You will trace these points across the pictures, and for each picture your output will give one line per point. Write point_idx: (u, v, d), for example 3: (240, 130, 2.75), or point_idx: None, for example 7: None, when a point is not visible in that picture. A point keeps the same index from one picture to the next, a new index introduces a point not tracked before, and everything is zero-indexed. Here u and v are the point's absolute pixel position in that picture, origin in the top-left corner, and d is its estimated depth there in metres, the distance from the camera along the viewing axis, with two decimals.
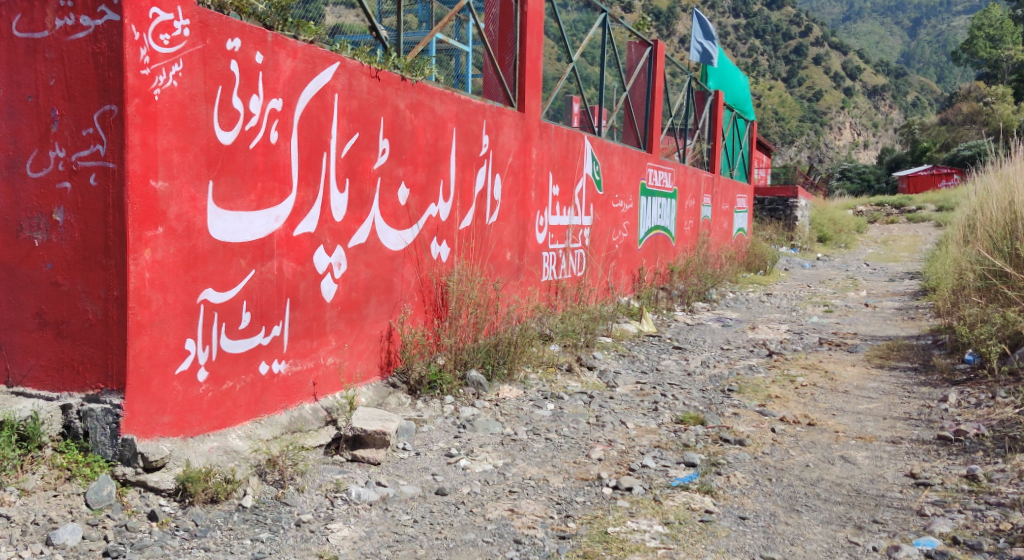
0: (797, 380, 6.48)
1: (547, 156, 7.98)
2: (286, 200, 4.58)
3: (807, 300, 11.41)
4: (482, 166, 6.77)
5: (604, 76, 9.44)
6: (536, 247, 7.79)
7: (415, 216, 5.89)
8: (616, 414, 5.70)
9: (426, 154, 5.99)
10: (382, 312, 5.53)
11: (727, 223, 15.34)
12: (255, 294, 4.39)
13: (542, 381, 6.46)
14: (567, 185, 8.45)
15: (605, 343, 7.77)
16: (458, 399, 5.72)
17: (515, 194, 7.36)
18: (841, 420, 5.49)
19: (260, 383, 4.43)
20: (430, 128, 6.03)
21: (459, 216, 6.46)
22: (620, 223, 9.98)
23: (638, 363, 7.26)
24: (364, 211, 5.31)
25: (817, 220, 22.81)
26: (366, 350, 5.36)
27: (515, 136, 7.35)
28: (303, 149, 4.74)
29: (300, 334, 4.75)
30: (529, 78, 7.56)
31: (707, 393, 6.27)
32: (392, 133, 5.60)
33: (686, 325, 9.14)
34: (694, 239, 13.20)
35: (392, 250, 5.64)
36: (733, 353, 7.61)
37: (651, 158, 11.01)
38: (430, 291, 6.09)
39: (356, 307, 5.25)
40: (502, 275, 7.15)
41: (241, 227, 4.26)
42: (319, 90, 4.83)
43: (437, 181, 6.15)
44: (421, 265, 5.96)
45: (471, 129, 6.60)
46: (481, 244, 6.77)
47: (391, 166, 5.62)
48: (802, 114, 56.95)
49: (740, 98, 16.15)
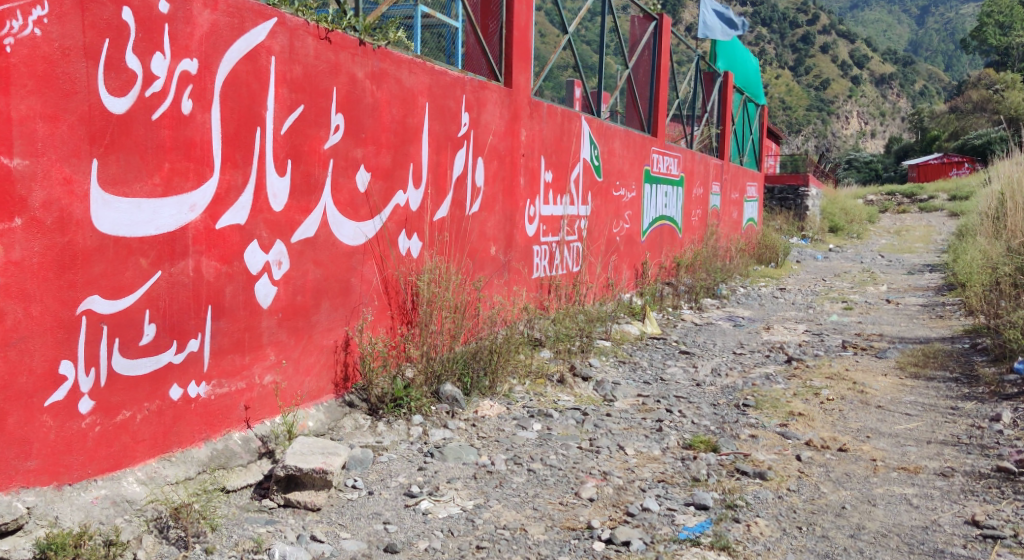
0: (822, 393, 5.52)
1: (539, 139, 7.12)
2: (204, 184, 3.75)
3: (824, 295, 10.52)
4: (460, 149, 5.91)
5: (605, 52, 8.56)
6: (526, 240, 6.94)
7: (378, 205, 5.05)
8: (612, 438, 4.84)
9: (390, 133, 5.14)
10: (337, 319, 4.68)
11: (736, 213, 14.41)
12: (163, 302, 3.56)
13: (528, 395, 5.59)
14: (562, 171, 7.59)
15: (604, 347, 6.91)
16: (428, 419, 4.88)
17: (500, 180, 6.50)
18: (878, 444, 4.59)
19: (170, 410, 3.60)
20: (396, 102, 5.18)
21: (433, 206, 5.60)
22: (621, 213, 9.12)
23: (640, 372, 6.38)
24: (312, 199, 4.47)
25: (829, 209, 21.87)
26: (316, 364, 4.51)
27: (500, 115, 6.49)
28: (229, 123, 3.91)
29: (226, 349, 3.91)
30: (517, 49, 6.69)
31: (719, 409, 5.38)
32: (348, 107, 4.75)
33: (694, 325, 8.26)
34: (702, 230, 12.31)
35: (349, 246, 4.79)
36: (747, 360, 6.72)
37: (656, 142, 10.12)
38: (398, 293, 5.24)
39: (301, 315, 4.41)
40: (485, 272, 6.30)
41: (140, 218, 3.44)
42: (248, 51, 4.00)
43: (406, 165, 5.30)
44: (385, 263, 5.11)
45: (447, 105, 5.74)
46: (459, 237, 5.91)
47: (348, 146, 4.77)
48: (810, 102, 55.82)
49: (751, 80, 15.20)
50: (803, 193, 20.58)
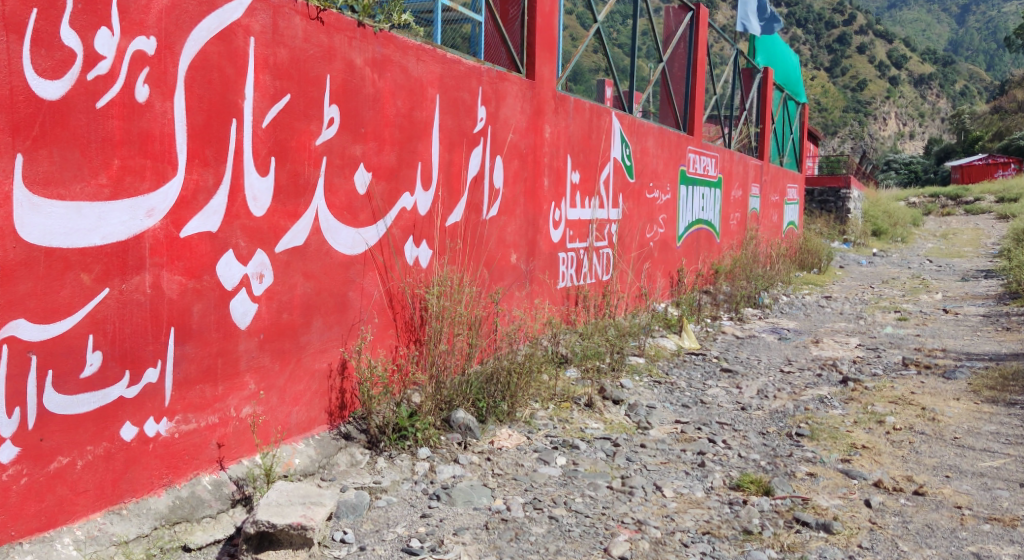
0: (887, 421, 4.83)
1: (564, 136, 6.51)
2: (164, 186, 3.19)
3: (874, 304, 9.76)
4: (476, 147, 5.31)
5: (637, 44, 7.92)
6: (551, 247, 6.33)
7: (381, 209, 4.46)
8: (647, 476, 4.21)
9: (395, 128, 4.55)
10: (331, 340, 4.11)
11: (777, 216, 13.68)
12: (111, 326, 3.01)
13: (552, 422, 4.97)
14: (590, 172, 6.96)
15: (636, 364, 6.27)
16: (436, 453, 4.28)
17: (521, 181, 5.90)
18: (960, 487, 3.91)
19: (121, 454, 3.05)
20: (401, 93, 4.60)
21: (444, 209, 5.01)
22: (655, 217, 8.48)
23: (678, 394, 5.73)
24: (300, 202, 3.89)
25: (871, 213, 20.97)
26: (306, 392, 3.94)
27: (522, 109, 5.89)
28: (196, 114, 3.34)
29: (194, 378, 3.34)
30: (541, 38, 6.08)
31: (769, 439, 4.71)
32: (345, 98, 4.17)
33: (735, 338, 7.60)
34: (741, 234, 11.63)
35: (346, 255, 4.21)
36: (797, 379, 6.03)
37: (692, 141, 9.47)
38: (403, 308, 4.65)
39: (287, 335, 3.83)
40: (504, 282, 5.70)
41: (80, 225, 2.91)
42: (221, 30, 3.43)
43: (414, 164, 4.71)
44: (388, 274, 4.52)
45: (461, 98, 5.15)
46: (474, 244, 5.32)
47: (345, 141, 4.18)
48: (847, 102, 54.61)
49: (792, 77, 14.47)
50: (844, 195, 19.76)
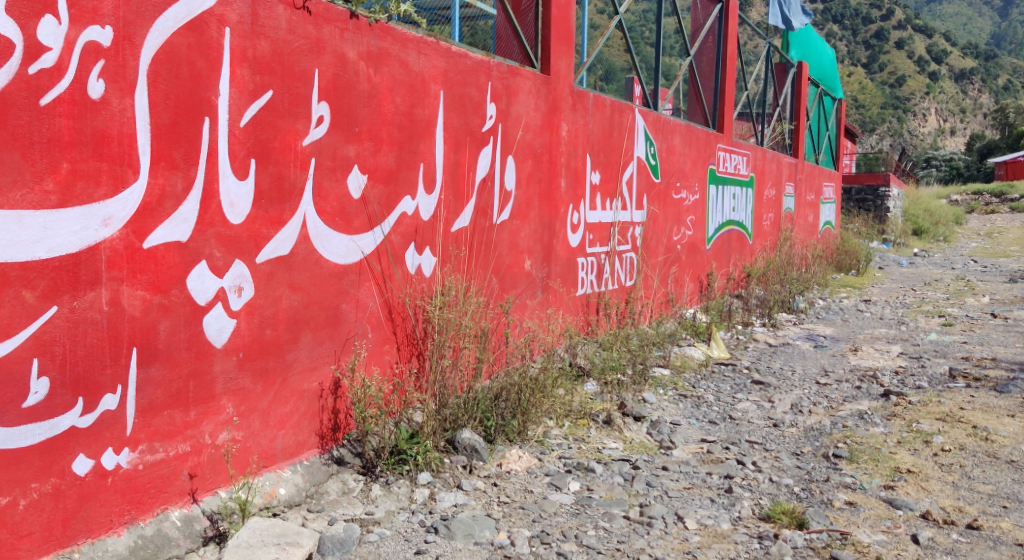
0: (935, 442, 4.40)
1: (582, 134, 6.16)
2: (123, 192, 2.89)
3: (916, 309, 9.27)
4: (485, 146, 5.01)
5: (663, 40, 7.54)
6: (568, 252, 5.99)
7: (377, 214, 4.15)
8: (668, 503, 3.84)
9: (394, 126, 4.24)
10: (322, 357, 3.79)
11: (812, 216, 13.18)
12: (61, 348, 2.74)
13: (567, 441, 4.64)
14: (610, 172, 6.60)
15: (660, 376, 5.90)
16: (437, 478, 3.94)
17: (535, 182, 5.57)
18: (1020, 520, 3.49)
19: (74, 490, 2.77)
20: (401, 89, 4.28)
21: (449, 214, 4.70)
22: (683, 218, 8.08)
23: (705, 409, 5.35)
24: (285, 208, 3.58)
25: (911, 212, 20.32)
26: (294, 414, 3.62)
27: (536, 106, 5.56)
28: (162, 112, 3.03)
29: (162, 403, 3.04)
30: (556, 31, 5.74)
31: (804, 461, 4.32)
32: (336, 94, 3.85)
33: (768, 347, 7.18)
34: (775, 236, 11.18)
35: (339, 264, 3.89)
36: (834, 392, 5.61)
37: (722, 138, 9.05)
38: (404, 320, 4.33)
39: (271, 352, 3.52)
40: (517, 290, 5.36)
41: (22, 237, 2.66)
42: (190, 20, 3.12)
43: (416, 165, 4.40)
44: (386, 284, 4.21)
45: (468, 94, 4.85)
46: (482, 250, 5.00)
47: (336, 141, 3.87)
48: (886, 99, 53.53)
49: (828, 72, 13.97)
50: (883, 194, 19.16)
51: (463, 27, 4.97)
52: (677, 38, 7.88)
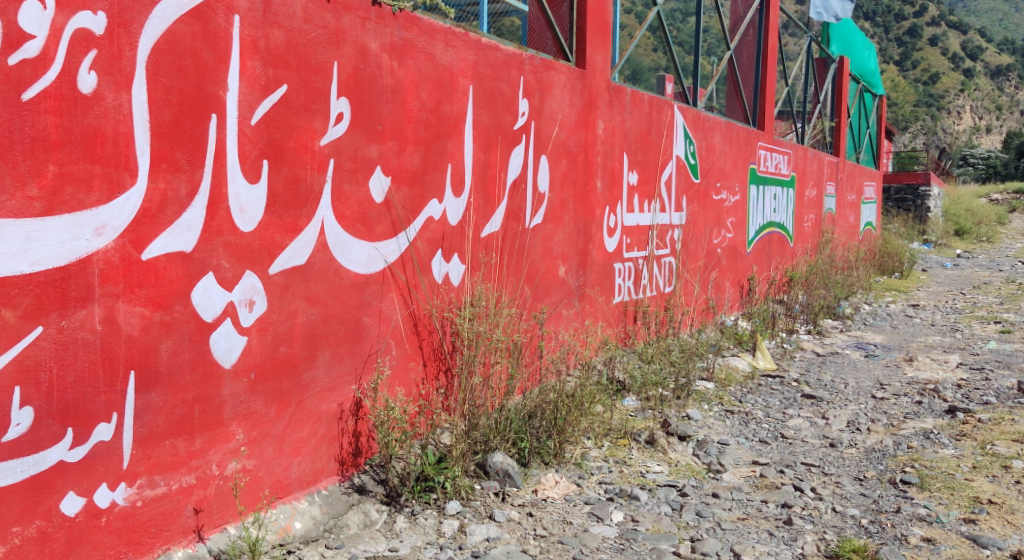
0: (1015, 468, 4.05)
1: (620, 132, 5.83)
2: (119, 197, 2.59)
3: (969, 314, 8.84)
4: (516, 145, 4.71)
5: (700, 43, 7.21)
6: (605, 257, 5.66)
7: (402, 219, 3.86)
8: (724, 538, 3.51)
9: (419, 124, 3.94)
10: (341, 376, 3.48)
11: (853, 216, 12.73)
12: (47, 374, 2.45)
13: (607, 464, 4.34)
14: (648, 172, 6.26)
15: (704, 390, 5.58)
16: (468, 508, 3.63)
17: (570, 183, 5.26)
18: None
19: (62, 533, 2.49)
20: (426, 84, 3.98)
21: (479, 218, 4.40)
22: (723, 220, 7.71)
23: (754, 427, 5.04)
24: (301, 213, 3.27)
25: (952, 211, 19.79)
26: (311, 439, 3.32)
27: (570, 103, 5.24)
28: (163, 109, 2.72)
29: (164, 432, 2.73)
30: (592, 22, 5.40)
31: (869, 488, 4.00)
32: (357, 89, 3.54)
33: (815, 357, 6.84)
34: (815, 238, 10.78)
35: (360, 274, 3.61)
36: (893, 408, 5.32)
37: (763, 136, 8.66)
38: (430, 333, 4.04)
39: (286, 372, 3.21)
40: (552, 299, 5.05)
41: (3, 250, 2.37)
42: (194, 6, 2.81)
43: (443, 166, 4.12)
44: (411, 295, 3.91)
45: (499, 89, 4.55)
46: (515, 257, 4.68)
47: (357, 140, 3.56)
48: (920, 96, 52.63)
49: (869, 67, 13.51)
50: (923, 193, 18.64)
51: (493, 18, 4.66)
52: (715, 38, 7.53)
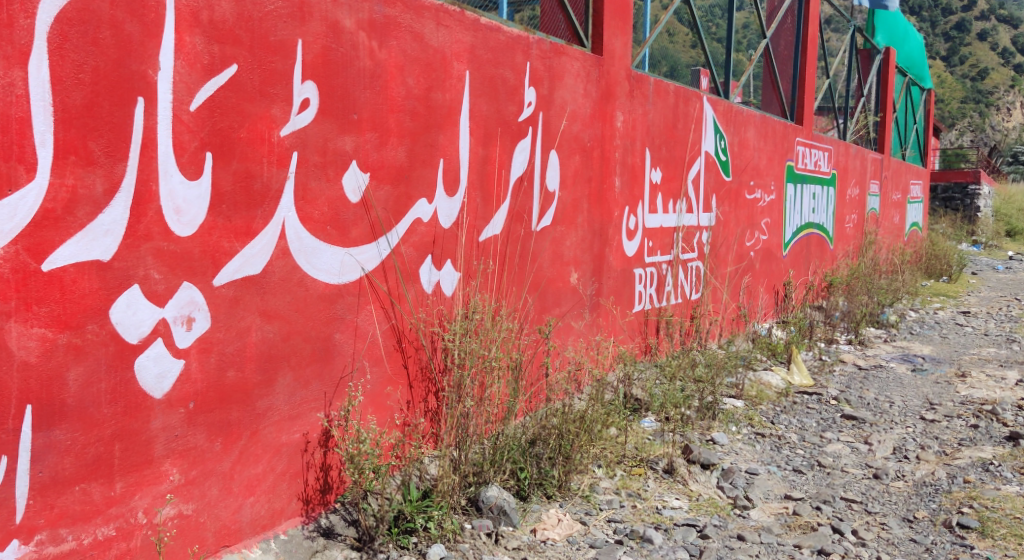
0: None
1: (642, 125, 5.33)
2: (9, 197, 2.20)
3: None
4: (522, 139, 4.24)
5: (733, 38, 6.66)
6: (623, 262, 5.17)
7: (383, 222, 3.40)
8: None
9: (404, 114, 3.48)
10: (306, 402, 3.03)
11: (899, 216, 12.05)
12: None
13: (619, 498, 3.84)
14: (674, 169, 5.76)
15: (732, 410, 5.08)
16: (454, 553, 3.16)
17: (583, 181, 4.77)
18: None
19: None
20: (413, 68, 3.52)
21: (476, 220, 3.94)
22: (757, 221, 7.17)
23: (787, 454, 4.56)
24: (256, 215, 2.82)
25: (1004, 211, 18.97)
26: (267, 476, 2.88)
27: (585, 92, 4.76)
28: (71, 90, 2.30)
29: (72, 476, 2.31)
30: (611, 4, 4.91)
31: (923, 534, 3.55)
32: (327, 72, 3.09)
33: (857, 371, 6.30)
34: (858, 239, 10.16)
35: (332, 285, 3.16)
36: (946, 433, 4.84)
37: (802, 131, 8.10)
38: (416, 350, 3.58)
39: (237, 399, 2.76)
40: (562, 309, 4.57)
41: None
42: None
43: (433, 162, 3.66)
44: (393, 308, 3.46)
45: (501, 76, 4.08)
46: (519, 263, 4.21)
47: (327, 131, 3.10)
48: (968, 93, 51.22)
49: (916, 59, 12.81)
50: (973, 192, 17.85)
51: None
52: (751, 33, 7.00)
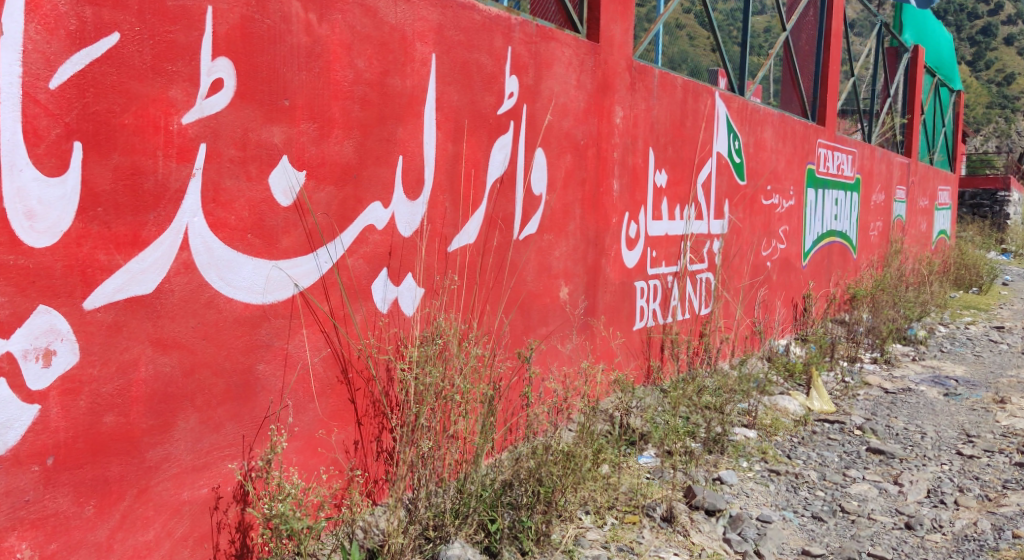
0: None
1: (644, 122, 4.75)
2: None
3: None
4: (501, 134, 3.68)
5: (750, 39, 6.10)
6: (622, 274, 4.60)
7: (323, 229, 2.85)
8: None
9: (352, 101, 2.93)
10: (216, 450, 2.48)
11: (926, 224, 11.39)
12: None
13: (607, 553, 3.28)
14: (681, 172, 5.18)
15: (743, 442, 4.49)
16: None
17: (576, 184, 4.20)
18: None
19: None
20: (363, 48, 2.97)
21: (445, 228, 3.38)
22: (775, 229, 6.58)
23: (806, 497, 3.98)
24: (146, 221, 2.29)
25: None
26: (159, 544, 2.34)
27: (579, 83, 4.19)
28: None
29: None
30: None
31: None
32: (246, 48, 2.55)
33: (884, 395, 5.70)
34: (883, 248, 9.53)
35: (254, 306, 2.61)
36: (987, 473, 4.25)
37: (823, 132, 7.49)
38: (364, 381, 3.02)
39: (117, 450, 2.23)
40: (548, 328, 4.01)
41: None
42: None
43: (389, 159, 3.10)
44: (335, 332, 2.90)
45: (477, 60, 3.52)
46: (496, 278, 3.64)
47: (247, 119, 2.56)
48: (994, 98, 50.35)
49: (945, 59, 12.16)
50: (1002, 199, 17.28)
51: None
52: (768, 23, 6.39)
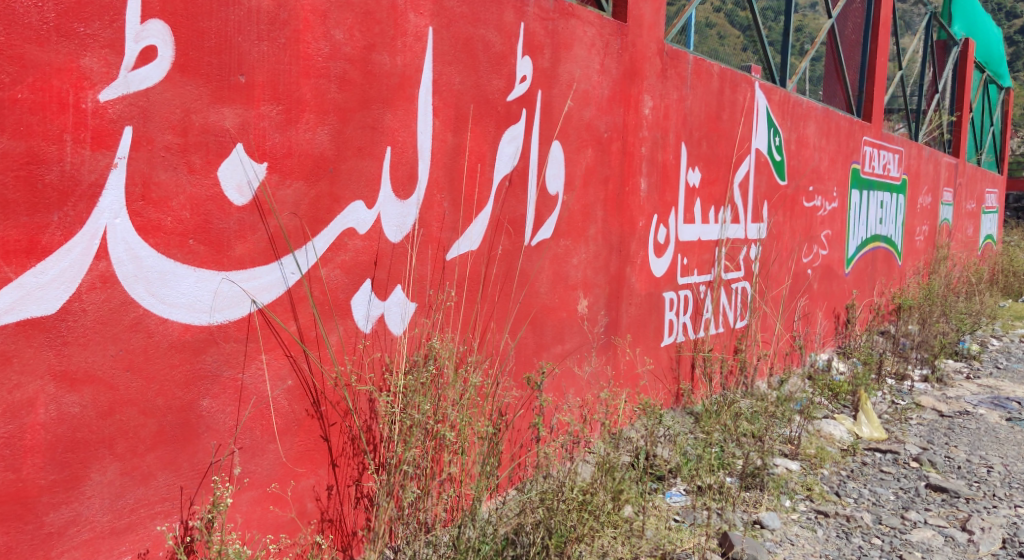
0: None
1: (677, 113, 4.23)
2: None
3: None
4: (512, 124, 3.17)
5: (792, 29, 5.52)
6: (648, 285, 4.09)
7: (290, 233, 2.35)
8: None
9: (328, 80, 2.42)
10: (143, 507, 2.03)
11: (973, 228, 10.75)
12: None
13: None
14: (717, 170, 4.66)
15: (785, 476, 3.95)
16: None
17: (598, 183, 3.69)
18: None
19: None
20: (343, 16, 2.45)
21: (442, 232, 2.89)
22: (817, 233, 6.03)
23: (861, 545, 3.43)
24: (47, 222, 1.87)
25: None
26: None
27: (604, 66, 3.67)
28: None
29: None
30: None
31: None
32: (187, 10, 2.07)
33: (939, 419, 5.13)
34: (928, 253, 8.93)
35: (198, 328, 2.13)
36: None
37: (870, 130, 6.90)
38: (341, 417, 2.52)
39: (4, 515, 1.81)
40: (563, 347, 3.50)
41: None
42: None
43: (375, 151, 2.59)
44: (304, 358, 2.40)
45: (484, 36, 3.00)
46: (502, 291, 3.14)
47: (188, 97, 2.08)
48: None
49: (994, 54, 11.50)
50: None
51: None
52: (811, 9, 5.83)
